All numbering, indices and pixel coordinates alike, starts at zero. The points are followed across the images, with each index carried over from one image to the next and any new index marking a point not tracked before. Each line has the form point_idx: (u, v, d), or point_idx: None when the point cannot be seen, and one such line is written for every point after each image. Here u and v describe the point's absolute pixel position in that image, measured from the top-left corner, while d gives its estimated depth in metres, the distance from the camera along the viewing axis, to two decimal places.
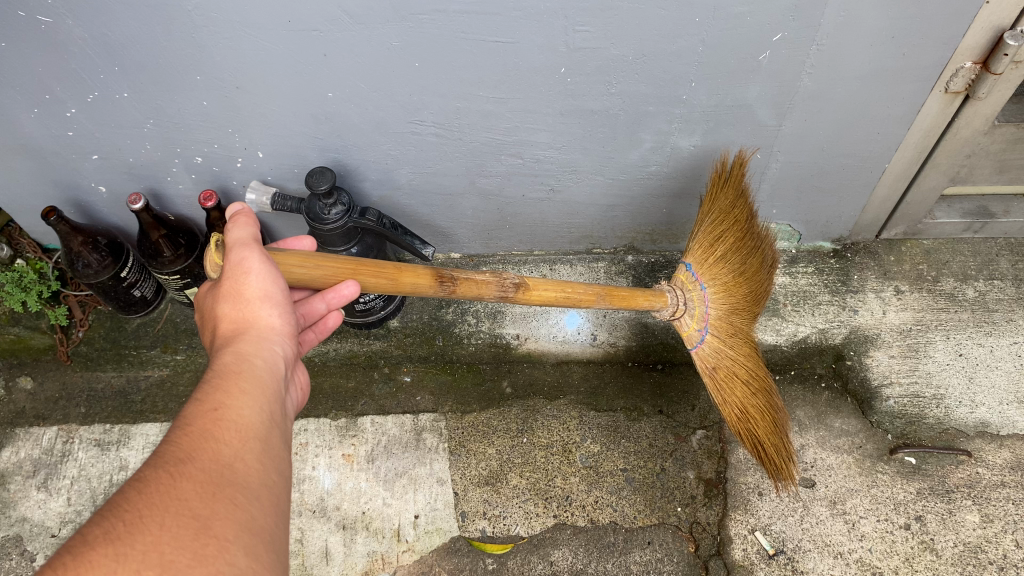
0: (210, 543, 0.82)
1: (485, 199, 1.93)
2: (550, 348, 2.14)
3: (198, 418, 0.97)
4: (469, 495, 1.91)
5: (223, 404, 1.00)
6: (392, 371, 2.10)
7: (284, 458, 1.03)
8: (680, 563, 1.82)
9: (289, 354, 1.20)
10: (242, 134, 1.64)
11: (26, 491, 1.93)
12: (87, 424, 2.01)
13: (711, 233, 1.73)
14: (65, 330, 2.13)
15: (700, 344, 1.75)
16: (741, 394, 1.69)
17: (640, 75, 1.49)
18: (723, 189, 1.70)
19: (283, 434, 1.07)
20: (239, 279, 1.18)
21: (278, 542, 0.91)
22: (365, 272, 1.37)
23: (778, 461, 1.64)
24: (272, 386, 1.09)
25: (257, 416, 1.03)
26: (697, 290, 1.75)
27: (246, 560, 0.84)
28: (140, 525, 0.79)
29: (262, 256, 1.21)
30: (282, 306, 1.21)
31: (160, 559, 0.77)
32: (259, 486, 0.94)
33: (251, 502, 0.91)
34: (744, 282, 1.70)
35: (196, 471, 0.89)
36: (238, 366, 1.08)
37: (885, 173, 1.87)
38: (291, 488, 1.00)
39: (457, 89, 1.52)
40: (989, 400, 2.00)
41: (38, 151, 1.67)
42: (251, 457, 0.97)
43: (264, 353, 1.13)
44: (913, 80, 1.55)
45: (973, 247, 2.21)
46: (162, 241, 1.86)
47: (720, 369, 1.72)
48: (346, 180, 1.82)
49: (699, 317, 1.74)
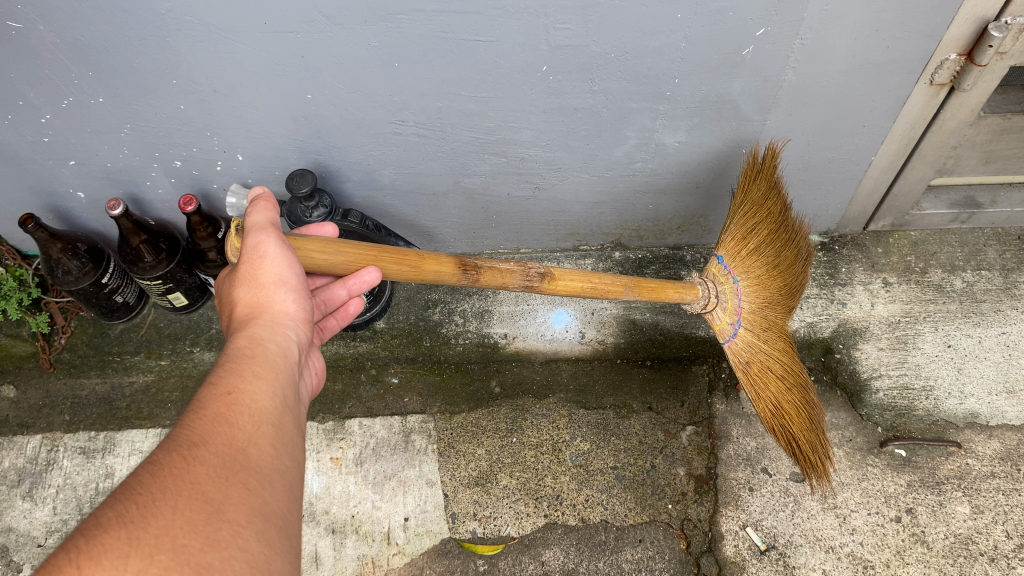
0: (222, 529, 0.81)
1: (469, 199, 1.92)
2: (538, 347, 2.13)
3: (212, 401, 0.96)
4: (459, 497, 1.90)
5: (237, 388, 0.99)
6: (379, 372, 2.09)
7: (296, 444, 1.01)
8: (672, 561, 1.82)
9: (304, 338, 1.20)
10: (221, 137, 1.62)
11: (11, 501, 1.90)
12: (72, 432, 1.99)
13: (744, 226, 1.72)
14: (47, 338, 2.11)
15: (735, 337, 1.74)
16: (775, 389, 1.67)
17: (623, 72, 1.47)
18: (756, 182, 1.69)
19: (296, 419, 1.05)
20: (256, 263, 1.16)
21: (292, 528, 0.90)
22: (388, 259, 1.33)
23: (815, 459, 1.61)
24: (286, 370, 1.09)
25: (271, 399, 1.02)
26: (729, 283, 1.74)
27: (258, 546, 0.83)
28: (154, 508, 0.78)
29: (279, 240, 1.18)
30: (298, 291, 1.20)
31: (172, 543, 0.76)
32: (272, 472, 0.93)
33: (263, 488, 0.89)
34: (775, 277, 1.69)
35: (211, 455, 0.88)
36: (251, 351, 1.08)
37: (872, 165, 1.86)
38: (303, 474, 0.98)
39: (437, 88, 1.50)
40: (978, 390, 1.99)
41: (14, 157, 1.64)
42: (264, 442, 0.95)
43: (277, 338, 1.13)
44: (899, 73, 1.53)
45: (960, 238, 2.20)
46: (143, 247, 1.82)
47: (753, 363, 1.71)
48: (328, 181, 1.79)
49: (731, 311, 1.73)
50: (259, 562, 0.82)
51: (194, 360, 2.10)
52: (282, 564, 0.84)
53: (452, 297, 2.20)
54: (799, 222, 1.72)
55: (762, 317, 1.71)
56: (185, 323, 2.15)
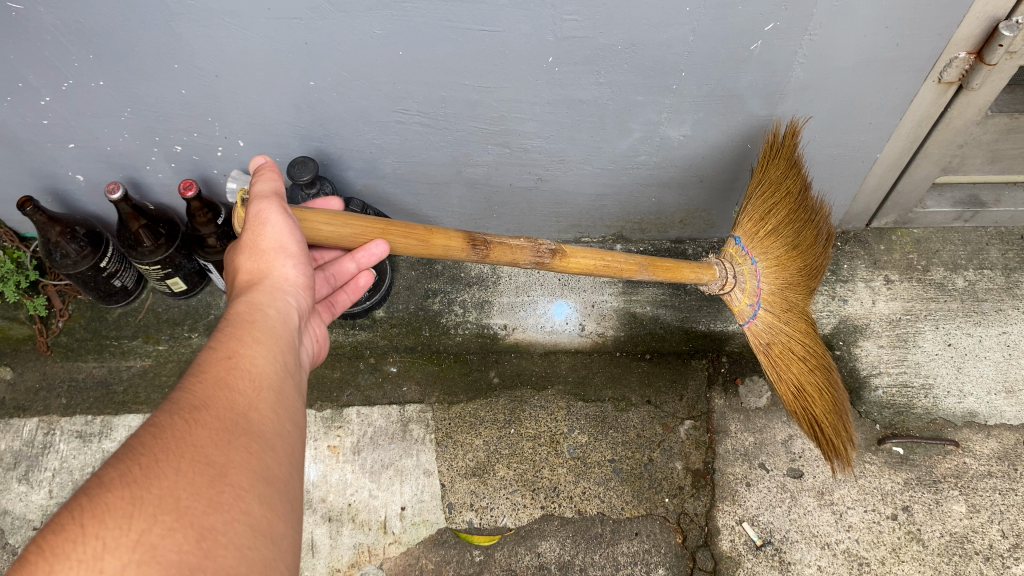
0: (225, 491, 0.80)
1: (472, 188, 1.90)
2: (538, 338, 2.12)
3: (213, 365, 0.94)
4: (457, 487, 1.90)
5: (237, 353, 0.98)
6: (378, 361, 2.08)
7: (298, 410, 1.00)
8: (668, 554, 1.82)
9: (304, 305, 1.18)
10: (222, 123, 1.60)
11: (8, 484, 1.90)
12: (69, 416, 1.98)
13: (762, 207, 1.71)
14: (45, 321, 2.10)
15: (755, 319, 1.73)
16: (798, 369, 1.66)
17: (629, 64, 1.46)
18: (775, 161, 1.66)
19: (297, 385, 1.04)
20: (257, 228, 1.16)
21: (294, 492, 0.89)
22: (395, 233, 1.32)
23: (837, 442, 1.57)
24: (285, 336, 1.07)
25: (272, 364, 1.00)
26: (748, 264, 1.72)
27: (260, 510, 0.82)
28: (157, 468, 0.77)
29: (282, 207, 1.18)
30: (300, 259, 1.18)
31: (175, 505, 0.75)
32: (274, 437, 0.91)
33: (265, 451, 0.88)
34: (796, 258, 1.69)
35: (213, 418, 0.87)
36: (250, 316, 1.06)
37: (876, 163, 1.85)
38: (304, 439, 0.97)
39: (441, 77, 1.49)
40: (977, 389, 1.99)
41: (13, 139, 1.63)
42: (265, 407, 0.94)
43: (277, 304, 1.11)
44: (907, 71, 1.52)
45: (963, 236, 2.19)
46: (142, 232, 1.80)
47: (775, 345, 1.70)
48: (329, 169, 1.78)
49: (751, 291, 1.72)
50: (261, 525, 0.81)
51: (192, 346, 2.08)
52: (281, 529, 0.84)
53: (453, 287, 2.19)
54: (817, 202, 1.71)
55: (781, 299, 1.70)
56: (183, 308, 2.14)
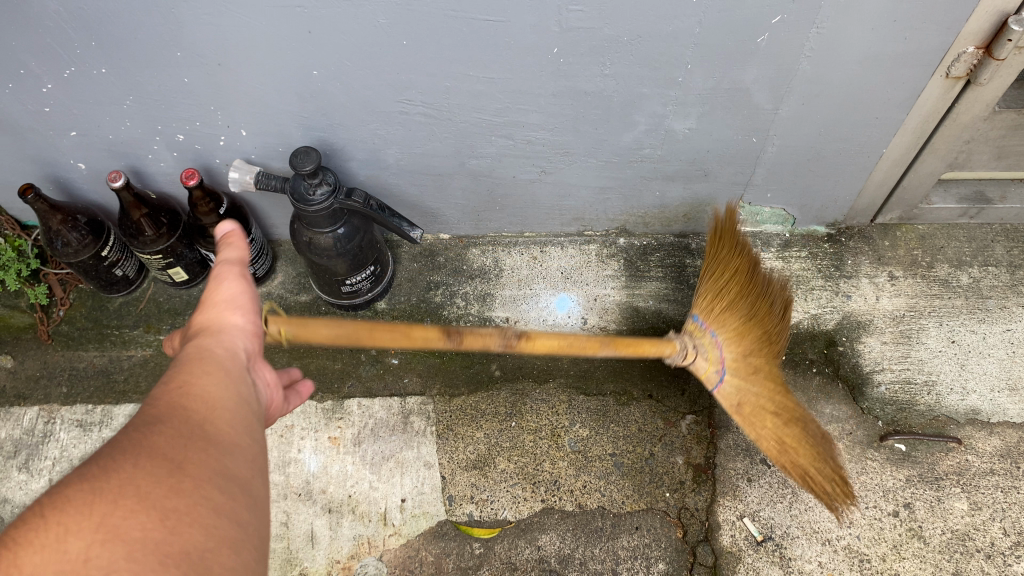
0: (186, 481, 0.81)
1: (475, 180, 1.89)
2: (540, 332, 2.06)
3: (167, 386, 0.96)
4: (457, 479, 1.89)
5: (190, 380, 0.99)
6: (380, 353, 2.06)
7: (257, 426, 1.01)
8: (668, 549, 1.82)
9: (255, 353, 1.18)
10: (225, 112, 1.60)
11: (8, 472, 1.90)
12: (69, 404, 1.98)
13: (715, 287, 1.77)
14: (46, 310, 2.09)
15: (721, 382, 1.71)
16: (773, 424, 1.64)
17: (634, 56, 1.45)
18: (721, 244, 1.76)
19: (256, 409, 1.05)
20: (210, 288, 1.21)
21: (259, 492, 0.90)
22: (382, 336, 1.44)
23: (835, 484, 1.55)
24: (237, 371, 1.08)
25: (227, 389, 1.01)
26: (707, 337, 1.75)
27: (224, 500, 0.83)
28: (116, 462, 0.79)
29: (234, 272, 1.24)
30: (250, 311, 1.21)
31: (137, 491, 0.77)
32: (233, 443, 0.93)
33: (224, 454, 0.90)
34: (756, 327, 1.70)
35: (169, 427, 0.88)
36: (200, 353, 1.07)
37: (882, 158, 1.84)
38: (266, 449, 0.98)
39: (445, 68, 1.48)
40: (980, 386, 1.99)
41: (15, 126, 1.62)
42: (223, 418, 0.96)
43: (228, 343, 1.12)
44: (914, 66, 1.51)
45: (968, 233, 2.18)
46: (144, 221, 1.80)
47: (746, 405, 1.68)
48: (332, 160, 1.77)
49: (714, 359, 1.72)
50: (226, 512, 0.82)
51: None
52: (248, 519, 0.85)
53: (455, 279, 2.14)
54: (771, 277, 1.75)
55: (744, 365, 1.70)
56: (185, 297, 2.13)
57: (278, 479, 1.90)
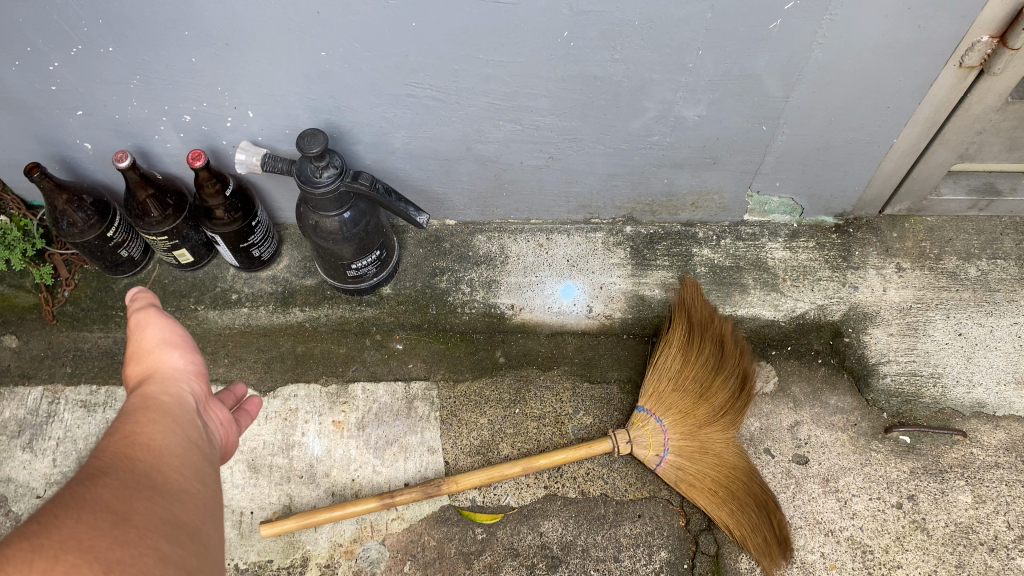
0: (130, 531, 0.86)
1: (482, 165, 1.88)
2: (545, 319, 2.08)
3: (110, 444, 1.00)
4: (460, 465, 1.90)
5: (135, 431, 1.03)
6: (384, 338, 2.06)
7: (203, 471, 1.06)
8: (670, 537, 1.82)
9: (199, 393, 1.22)
10: (232, 93, 1.59)
11: (12, 451, 1.90)
12: (73, 385, 1.99)
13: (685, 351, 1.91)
14: (51, 290, 2.09)
15: (661, 463, 1.83)
16: (722, 488, 1.79)
17: (645, 41, 1.44)
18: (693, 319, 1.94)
19: (202, 454, 1.10)
20: (137, 334, 1.24)
21: (204, 536, 0.96)
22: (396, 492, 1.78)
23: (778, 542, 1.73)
24: (184, 416, 1.12)
25: (173, 436, 1.06)
26: (649, 426, 1.85)
27: (170, 546, 0.88)
28: (58, 517, 0.82)
29: (160, 310, 1.26)
30: (186, 350, 1.25)
31: (79, 544, 0.80)
32: (179, 490, 0.98)
33: (170, 501, 0.94)
34: (706, 407, 1.85)
35: (113, 480, 0.92)
36: (144, 402, 1.11)
37: (892, 148, 1.82)
38: (214, 494, 1.04)
39: (454, 51, 1.47)
40: (987, 379, 1.98)
41: (21, 104, 1.61)
42: (167, 468, 1.00)
43: (171, 390, 1.16)
44: (928, 54, 1.50)
45: (977, 225, 2.16)
46: (149, 202, 1.79)
47: (698, 467, 1.82)
48: (339, 142, 1.76)
49: (657, 445, 1.83)
50: (173, 558, 0.88)
51: (198, 318, 2.07)
52: (198, 565, 0.91)
53: (461, 265, 2.14)
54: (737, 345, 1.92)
55: (693, 442, 1.83)
56: (190, 280, 2.11)
57: (282, 462, 1.90)
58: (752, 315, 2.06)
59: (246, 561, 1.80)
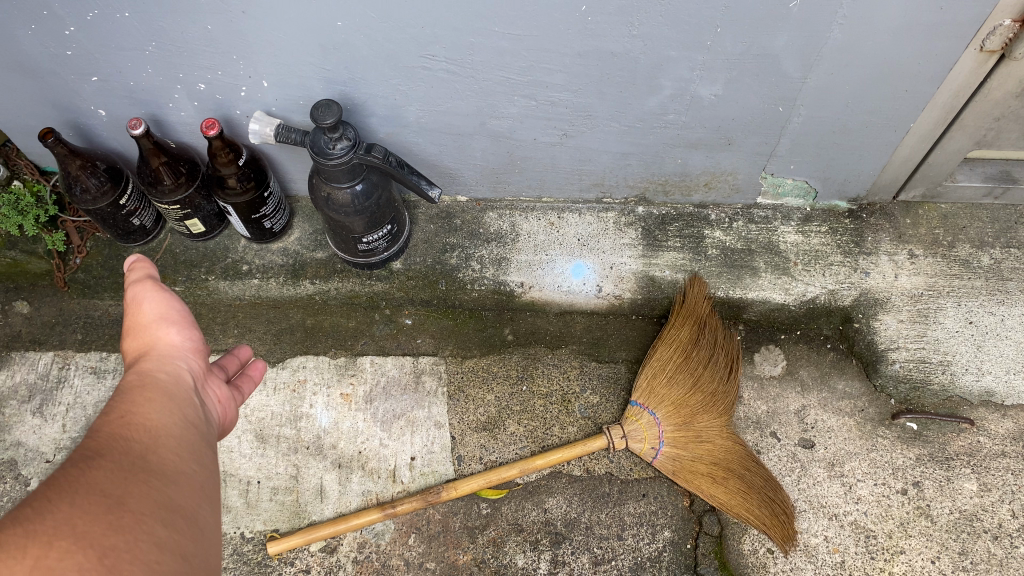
0: (125, 516, 0.86)
1: (495, 141, 1.88)
2: (554, 298, 2.07)
3: (106, 424, 1.00)
4: (466, 440, 1.90)
5: (131, 410, 1.03)
6: (394, 313, 2.06)
7: (202, 451, 1.06)
8: (674, 517, 1.83)
9: (196, 370, 1.22)
10: (247, 62, 1.58)
11: (22, 416, 1.92)
12: (83, 351, 2.00)
13: (682, 345, 1.92)
14: (63, 256, 2.08)
15: (658, 456, 1.83)
16: (725, 474, 1.80)
17: (664, 17, 1.43)
18: (689, 314, 1.96)
19: (200, 434, 1.10)
20: (135, 308, 1.23)
21: (202, 518, 0.97)
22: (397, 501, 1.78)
23: (784, 521, 1.75)
24: (180, 394, 1.12)
25: (171, 415, 1.06)
26: (643, 419, 1.86)
27: (165, 530, 0.89)
28: (51, 502, 0.82)
29: (156, 285, 1.25)
30: (183, 325, 1.24)
31: (72, 530, 0.80)
32: (176, 472, 0.98)
33: (166, 484, 0.95)
34: (699, 394, 1.87)
35: (109, 462, 0.92)
36: (141, 380, 1.11)
37: (909, 132, 1.81)
38: (211, 475, 1.04)
39: (470, 23, 1.46)
40: (996, 368, 1.97)
41: (36, 69, 1.62)
42: (164, 449, 1.00)
43: (167, 368, 1.16)
44: (948, 37, 1.48)
45: (991, 214, 2.15)
46: (162, 169, 1.78)
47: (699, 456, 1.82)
48: (352, 115, 1.76)
49: (652, 438, 1.84)
50: (168, 542, 0.88)
51: (208, 288, 2.07)
52: (193, 548, 0.92)
53: (471, 242, 2.13)
54: (730, 340, 1.96)
55: (688, 431, 1.84)
56: (201, 250, 2.11)
57: (290, 433, 1.91)
58: (762, 299, 2.05)
59: (252, 530, 1.81)
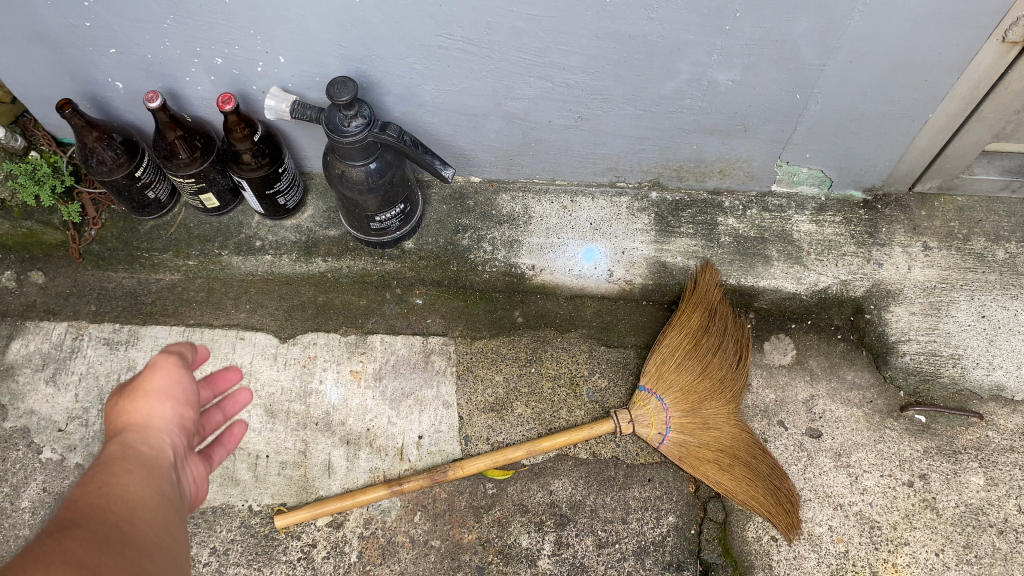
0: None
1: (510, 122, 1.87)
2: (565, 282, 2.07)
3: (84, 496, 1.00)
4: (474, 420, 1.92)
5: (110, 483, 1.03)
6: (405, 292, 2.07)
7: (177, 528, 1.06)
8: (679, 502, 1.84)
9: (182, 445, 1.21)
10: (264, 37, 1.58)
11: (35, 384, 1.94)
12: (97, 322, 2.02)
13: (692, 332, 1.91)
14: (78, 228, 2.09)
15: (665, 441, 1.84)
16: (731, 463, 1.80)
17: (684, 1, 1.42)
18: (700, 300, 1.95)
19: (177, 512, 1.09)
20: (144, 374, 1.21)
21: None
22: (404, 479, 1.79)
23: (789, 510, 1.76)
24: (162, 469, 1.11)
25: (149, 490, 1.06)
26: (650, 404, 1.86)
27: None
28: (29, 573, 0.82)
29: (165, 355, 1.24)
30: (182, 399, 1.22)
31: None
32: (150, 547, 0.98)
33: (141, 559, 0.95)
34: (708, 381, 1.87)
35: (86, 533, 0.93)
36: (123, 452, 1.09)
37: (927, 123, 1.80)
38: (183, 554, 1.04)
39: (488, 3, 1.46)
40: (1007, 363, 1.97)
41: (55, 40, 1.62)
42: (140, 522, 1.00)
43: (154, 442, 1.14)
44: (971, 27, 1.47)
45: (1008, 207, 2.13)
46: (178, 142, 1.79)
47: (706, 443, 1.82)
48: (368, 93, 1.76)
49: (659, 423, 1.84)
50: None
51: (221, 263, 2.08)
52: None
53: (483, 224, 2.13)
54: (740, 329, 1.95)
55: (696, 418, 1.84)
56: (215, 225, 2.12)
57: (299, 408, 1.93)
58: (774, 287, 2.05)
59: (260, 503, 1.83)
